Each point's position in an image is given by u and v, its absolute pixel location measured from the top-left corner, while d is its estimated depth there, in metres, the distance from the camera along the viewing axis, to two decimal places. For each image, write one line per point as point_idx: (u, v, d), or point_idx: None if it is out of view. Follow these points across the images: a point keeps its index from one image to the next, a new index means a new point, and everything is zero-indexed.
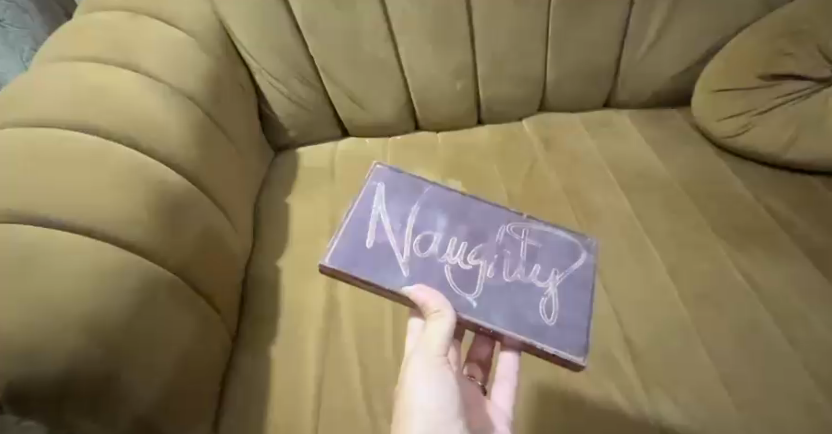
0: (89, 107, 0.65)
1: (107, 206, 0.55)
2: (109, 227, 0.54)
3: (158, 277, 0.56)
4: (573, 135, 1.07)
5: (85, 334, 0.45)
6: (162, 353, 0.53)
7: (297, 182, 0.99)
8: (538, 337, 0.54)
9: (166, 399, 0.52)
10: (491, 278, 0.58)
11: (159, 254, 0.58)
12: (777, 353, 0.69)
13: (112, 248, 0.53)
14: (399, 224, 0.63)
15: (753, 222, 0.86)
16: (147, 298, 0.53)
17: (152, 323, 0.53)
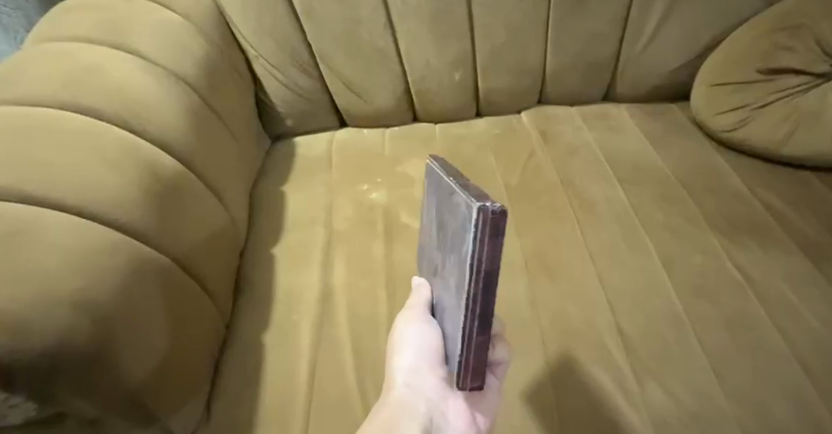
0: (82, 87, 0.64)
1: (98, 186, 0.55)
2: (99, 207, 0.54)
3: (150, 259, 0.56)
4: (572, 128, 1.07)
5: (77, 310, 0.45)
6: (150, 331, 0.53)
7: (294, 171, 0.99)
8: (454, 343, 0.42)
9: (155, 378, 0.52)
10: (436, 266, 0.48)
11: (152, 236, 0.58)
12: (771, 346, 0.69)
13: (102, 228, 0.53)
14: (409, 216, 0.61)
15: (749, 216, 0.86)
16: (138, 278, 0.53)
17: (143, 303, 0.53)
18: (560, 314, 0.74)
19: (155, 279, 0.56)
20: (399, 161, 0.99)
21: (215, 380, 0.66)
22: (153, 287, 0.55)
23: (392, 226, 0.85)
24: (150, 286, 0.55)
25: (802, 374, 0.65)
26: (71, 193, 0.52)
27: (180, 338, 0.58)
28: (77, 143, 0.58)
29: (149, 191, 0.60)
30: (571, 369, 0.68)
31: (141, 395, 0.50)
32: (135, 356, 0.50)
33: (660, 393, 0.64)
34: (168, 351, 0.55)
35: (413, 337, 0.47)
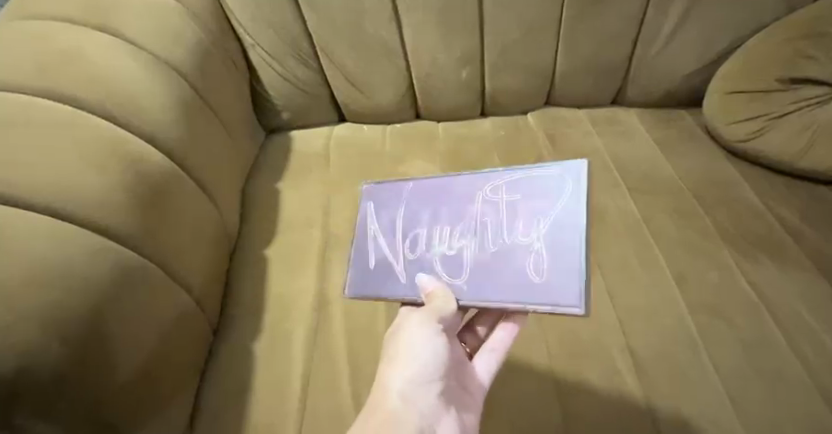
0: (59, 73, 0.58)
1: (77, 184, 0.50)
2: (78, 208, 0.48)
3: (130, 266, 0.50)
4: (581, 132, 1.03)
5: (41, 329, 0.40)
6: (128, 349, 0.47)
7: (290, 166, 0.93)
8: (526, 301, 0.43)
9: (133, 400, 0.47)
10: (477, 255, 0.49)
11: (134, 241, 0.53)
12: (786, 369, 0.65)
13: (80, 232, 0.47)
14: (388, 226, 0.58)
15: (763, 232, 0.82)
16: (116, 288, 0.48)
17: (122, 316, 0.47)
18: (567, 329, 0.71)
19: (136, 289, 0.50)
20: (401, 161, 0.94)
21: (199, 392, 0.61)
22: (132, 299, 0.49)
23: None
24: (129, 299, 0.49)
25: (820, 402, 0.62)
26: (44, 190, 0.47)
27: (162, 354, 0.52)
28: (52, 133, 0.52)
29: (133, 188, 0.55)
30: (580, 390, 0.64)
31: (115, 418, 0.45)
32: (108, 378, 0.45)
33: (673, 417, 0.61)
34: (148, 369, 0.50)
35: (424, 344, 0.42)
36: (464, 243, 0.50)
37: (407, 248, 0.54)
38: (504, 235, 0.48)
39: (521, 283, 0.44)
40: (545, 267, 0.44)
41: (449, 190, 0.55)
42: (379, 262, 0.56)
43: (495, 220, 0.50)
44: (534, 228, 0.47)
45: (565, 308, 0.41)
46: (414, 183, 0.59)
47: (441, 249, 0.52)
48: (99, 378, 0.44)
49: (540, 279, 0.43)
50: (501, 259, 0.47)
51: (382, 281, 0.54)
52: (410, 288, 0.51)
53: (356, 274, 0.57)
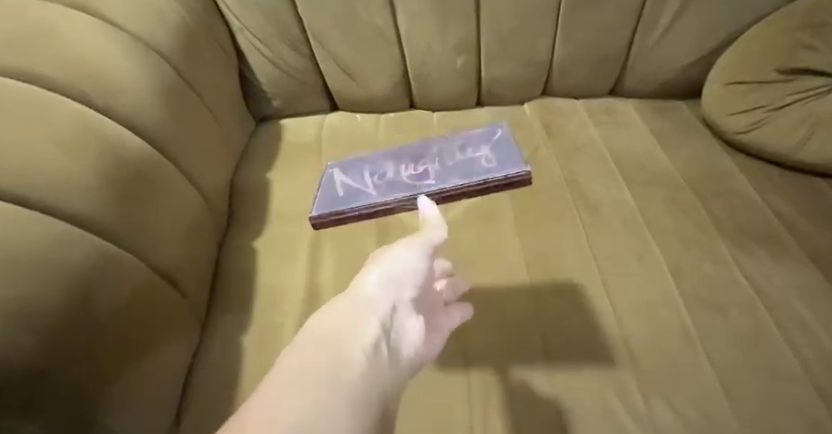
0: (27, 47, 0.55)
1: (50, 170, 0.47)
2: (48, 197, 0.46)
3: (108, 257, 0.49)
4: (577, 123, 1.01)
5: (14, 318, 0.37)
6: (108, 342, 0.46)
7: (280, 156, 0.91)
8: (485, 174, 0.59)
9: (116, 395, 0.45)
10: (439, 168, 0.62)
11: (113, 232, 0.51)
12: (780, 362, 0.63)
13: (52, 222, 0.45)
14: (360, 176, 0.64)
15: (760, 225, 0.81)
16: (95, 280, 0.46)
17: (98, 307, 0.45)
18: (561, 323, 0.69)
19: (116, 281, 0.49)
20: (395, 150, 0.93)
21: (185, 389, 0.59)
22: (111, 291, 0.48)
23: (385, 223, 0.79)
24: (109, 291, 0.47)
25: (811, 393, 0.60)
26: (13, 176, 0.44)
27: (145, 347, 0.51)
28: (23, 115, 0.49)
29: (110, 177, 0.53)
30: (574, 384, 0.62)
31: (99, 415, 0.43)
32: (90, 372, 0.43)
33: (667, 411, 0.59)
34: (130, 363, 0.48)
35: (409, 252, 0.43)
36: (427, 165, 0.63)
37: (377, 178, 0.63)
38: (459, 155, 0.63)
39: (479, 168, 0.60)
40: (493, 160, 0.61)
41: (404, 150, 0.68)
42: (349, 191, 0.62)
43: (448, 149, 0.65)
44: (479, 148, 0.63)
45: (518, 171, 0.59)
46: (379, 153, 0.68)
47: (405, 174, 0.63)
48: (81, 373, 0.42)
49: (494, 163, 0.60)
50: (459, 165, 0.61)
51: (356, 199, 0.60)
52: (382, 197, 0.59)
53: (323, 200, 0.62)
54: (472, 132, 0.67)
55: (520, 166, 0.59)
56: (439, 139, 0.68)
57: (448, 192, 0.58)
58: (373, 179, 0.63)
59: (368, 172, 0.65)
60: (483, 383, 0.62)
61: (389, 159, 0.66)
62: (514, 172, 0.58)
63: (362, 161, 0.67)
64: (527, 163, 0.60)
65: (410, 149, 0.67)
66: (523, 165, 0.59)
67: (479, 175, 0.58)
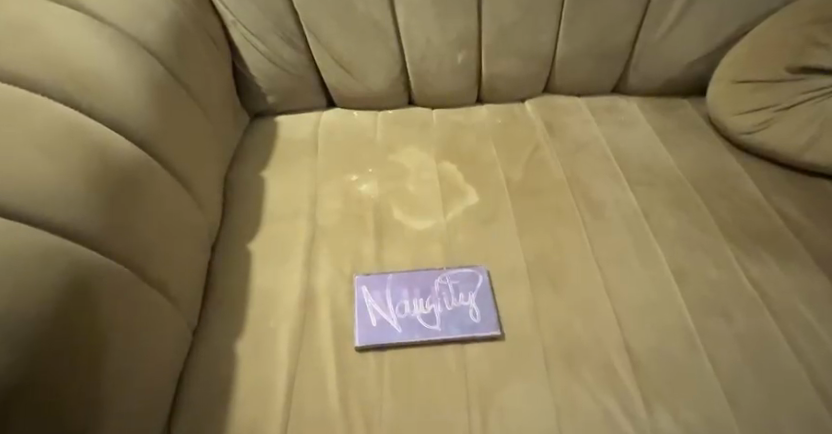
0: (7, 43, 0.52)
1: (29, 174, 0.45)
2: (25, 203, 0.43)
3: (95, 266, 0.47)
4: (580, 121, 0.99)
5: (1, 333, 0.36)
6: (96, 355, 0.43)
7: (276, 153, 0.89)
8: (468, 331, 0.64)
9: (112, 405, 0.44)
10: (439, 311, 0.67)
11: (101, 239, 0.49)
12: (787, 368, 0.62)
13: (30, 230, 0.42)
14: (384, 303, 0.67)
15: (765, 227, 0.80)
16: (81, 291, 0.44)
17: (85, 318, 0.43)
18: (563, 325, 0.67)
19: (102, 291, 0.46)
20: (393, 148, 0.90)
21: (176, 396, 0.57)
22: (98, 301, 0.45)
23: (383, 225, 0.77)
24: (96, 301, 0.45)
25: (818, 401, 0.58)
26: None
27: (135, 357, 0.48)
28: (3, 116, 0.47)
29: (97, 182, 0.51)
30: (575, 390, 0.60)
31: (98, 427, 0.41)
32: (82, 385, 0.41)
33: (671, 417, 0.57)
34: (121, 372, 0.46)
35: None
36: (433, 305, 0.67)
37: (396, 312, 0.66)
38: (456, 300, 0.68)
39: (467, 322, 0.65)
40: (479, 314, 0.67)
41: (414, 275, 0.71)
42: (374, 289, 0.69)
43: (449, 293, 0.69)
44: (472, 296, 0.69)
45: (490, 330, 0.65)
46: (398, 276, 0.71)
47: (419, 311, 0.67)
48: (70, 388, 0.40)
49: (476, 320, 0.66)
50: (456, 314, 0.67)
51: (386, 336, 0.63)
52: (409, 336, 0.63)
53: (360, 330, 0.64)
54: (462, 269, 0.72)
55: (495, 325, 0.65)
56: (445, 277, 0.71)
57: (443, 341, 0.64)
58: (393, 312, 0.66)
59: (389, 301, 0.67)
60: (483, 390, 0.59)
61: (405, 294, 0.69)
62: (487, 332, 0.65)
63: (385, 278, 0.70)
64: (501, 328, 0.66)
65: (422, 285, 0.70)
66: (497, 325, 0.66)
67: (466, 330, 0.64)
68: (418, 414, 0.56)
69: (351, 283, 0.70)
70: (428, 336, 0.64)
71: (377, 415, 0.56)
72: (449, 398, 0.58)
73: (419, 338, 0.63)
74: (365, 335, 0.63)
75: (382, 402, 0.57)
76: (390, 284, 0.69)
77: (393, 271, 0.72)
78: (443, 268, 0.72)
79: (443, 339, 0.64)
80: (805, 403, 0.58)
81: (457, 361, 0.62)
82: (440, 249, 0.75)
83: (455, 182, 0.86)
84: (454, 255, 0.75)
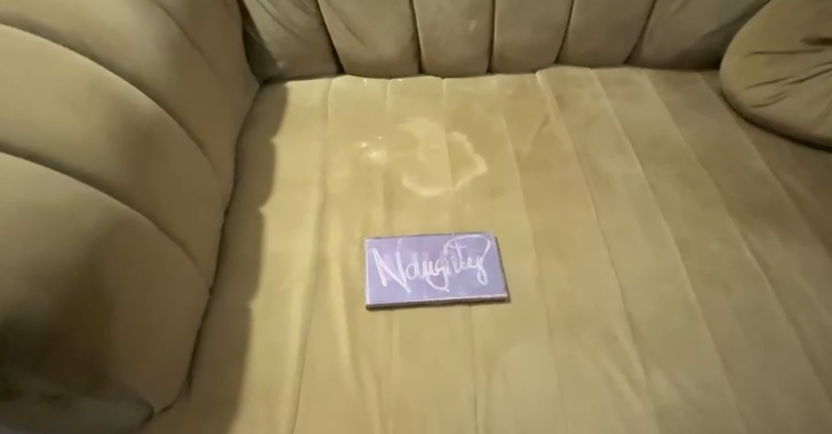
0: None
1: (59, 124, 0.46)
2: (55, 150, 0.45)
3: (119, 217, 0.48)
4: (590, 94, 0.99)
5: (33, 279, 0.38)
6: (120, 300, 0.45)
7: (286, 120, 0.89)
8: (476, 293, 0.67)
9: (134, 354, 0.46)
10: (448, 273, 0.69)
11: (122, 192, 0.50)
12: (781, 338, 0.64)
13: (62, 179, 0.44)
14: (394, 265, 0.69)
15: (771, 202, 0.80)
16: (105, 239, 0.45)
17: (113, 269, 0.45)
18: (566, 294, 0.68)
19: (127, 240, 0.48)
20: (403, 117, 0.91)
21: (195, 351, 0.59)
22: (122, 250, 0.47)
23: (392, 193, 0.79)
24: (120, 250, 0.47)
25: (809, 368, 0.60)
26: (25, 133, 0.43)
27: (160, 307, 0.51)
28: (33, 66, 0.48)
29: (118, 135, 0.52)
30: (576, 354, 0.62)
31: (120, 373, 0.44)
32: (108, 332, 0.43)
33: (667, 381, 0.59)
34: (146, 321, 0.48)
35: None
36: (441, 267, 0.69)
37: (406, 273, 0.68)
38: (464, 263, 0.70)
39: (474, 285, 0.68)
40: (486, 277, 0.69)
41: (424, 239, 0.73)
42: (385, 252, 0.70)
43: (457, 256, 0.71)
44: (480, 260, 0.71)
45: (496, 293, 0.67)
46: (408, 238, 0.72)
47: (428, 273, 0.69)
48: (98, 334, 0.42)
49: (483, 282, 0.68)
50: (464, 276, 0.69)
51: (396, 296, 0.65)
52: (418, 297, 0.66)
53: (371, 290, 0.66)
54: (470, 234, 0.74)
55: (501, 288, 0.68)
56: (454, 241, 0.73)
57: (451, 301, 0.66)
58: (403, 273, 0.68)
59: (399, 263, 0.69)
60: (487, 353, 0.61)
61: (414, 256, 0.71)
62: (494, 294, 0.67)
63: (396, 241, 0.72)
64: (507, 290, 0.68)
65: (431, 248, 0.72)
66: (503, 288, 0.68)
67: (473, 292, 0.67)
68: (425, 374, 0.59)
69: (361, 247, 0.71)
70: (436, 297, 0.66)
71: (387, 374, 0.58)
72: (455, 360, 0.60)
73: (428, 298, 0.66)
74: (377, 295, 0.65)
75: (391, 362, 0.59)
76: (400, 247, 0.71)
77: (404, 234, 0.73)
78: (452, 233, 0.74)
79: (452, 300, 0.66)
80: (796, 369, 0.60)
81: (464, 324, 0.64)
82: (449, 218, 0.76)
83: (463, 152, 0.86)
84: (462, 224, 0.76)
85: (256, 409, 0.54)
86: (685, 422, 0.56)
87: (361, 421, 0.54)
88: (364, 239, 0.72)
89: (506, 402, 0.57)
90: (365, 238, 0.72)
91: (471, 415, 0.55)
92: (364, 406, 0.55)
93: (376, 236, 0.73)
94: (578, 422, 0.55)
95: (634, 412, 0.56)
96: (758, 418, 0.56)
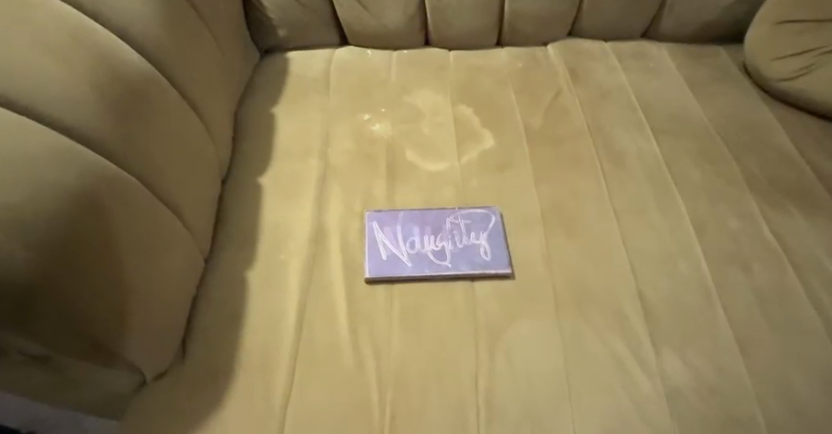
0: None
1: (43, 75, 0.44)
2: (34, 99, 0.43)
3: (107, 173, 0.46)
4: (605, 67, 0.95)
5: (11, 229, 0.36)
6: (110, 258, 0.44)
7: (287, 90, 0.86)
8: (479, 268, 0.64)
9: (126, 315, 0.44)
10: (450, 248, 0.66)
11: (112, 148, 0.48)
12: (802, 319, 0.60)
13: (40, 128, 0.42)
14: (395, 239, 0.67)
15: (793, 180, 0.76)
16: (92, 195, 0.44)
17: (102, 225, 0.44)
18: (574, 271, 0.65)
19: (116, 198, 0.47)
20: (408, 90, 0.88)
21: (190, 319, 0.58)
22: (112, 207, 0.46)
23: (395, 165, 0.76)
24: (109, 207, 0.45)
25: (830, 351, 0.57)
26: (6, 82, 0.42)
27: (154, 269, 0.49)
28: (19, 16, 0.46)
29: (107, 91, 0.50)
30: (584, 333, 0.59)
31: (108, 335, 0.42)
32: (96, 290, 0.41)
33: (679, 361, 0.57)
34: (139, 282, 0.46)
35: None
36: (444, 242, 0.67)
37: (407, 247, 0.66)
38: (468, 238, 0.68)
39: (478, 260, 0.65)
40: (490, 252, 0.66)
41: (426, 213, 0.70)
42: (386, 226, 0.68)
43: (460, 231, 0.69)
44: (484, 235, 0.68)
45: (500, 268, 0.64)
46: (410, 212, 0.70)
47: (430, 247, 0.66)
48: (85, 291, 0.40)
49: (487, 258, 0.65)
50: (467, 251, 0.66)
51: (397, 270, 0.63)
52: (419, 271, 0.63)
53: (371, 263, 0.64)
54: (474, 209, 0.71)
55: (505, 263, 0.65)
56: (457, 216, 0.70)
57: (454, 277, 0.64)
58: (404, 247, 0.66)
59: (401, 237, 0.67)
60: (491, 329, 0.59)
61: (416, 230, 0.68)
62: (498, 270, 0.64)
63: (398, 215, 0.69)
64: (511, 265, 0.65)
65: (433, 222, 0.69)
66: (507, 263, 0.65)
67: (477, 268, 0.64)
68: (425, 349, 0.56)
69: (362, 220, 0.69)
70: (438, 271, 0.63)
71: (387, 348, 0.56)
72: (456, 335, 0.58)
73: (429, 273, 0.63)
74: (378, 268, 0.63)
75: (391, 336, 0.57)
76: (402, 221, 0.69)
77: (406, 208, 0.71)
78: (455, 208, 0.71)
79: (454, 275, 0.63)
80: (816, 352, 0.57)
81: (467, 299, 0.62)
82: (453, 192, 0.74)
83: (469, 125, 0.83)
84: (467, 198, 0.73)
85: (252, 381, 0.53)
86: (697, 404, 0.53)
87: (359, 396, 0.52)
88: (365, 212, 0.70)
89: (509, 378, 0.55)
90: (366, 211, 0.70)
91: (473, 392, 0.53)
92: (363, 380, 0.53)
93: (378, 209, 0.70)
94: (584, 402, 0.53)
95: (644, 393, 0.54)
96: (774, 401, 0.53)
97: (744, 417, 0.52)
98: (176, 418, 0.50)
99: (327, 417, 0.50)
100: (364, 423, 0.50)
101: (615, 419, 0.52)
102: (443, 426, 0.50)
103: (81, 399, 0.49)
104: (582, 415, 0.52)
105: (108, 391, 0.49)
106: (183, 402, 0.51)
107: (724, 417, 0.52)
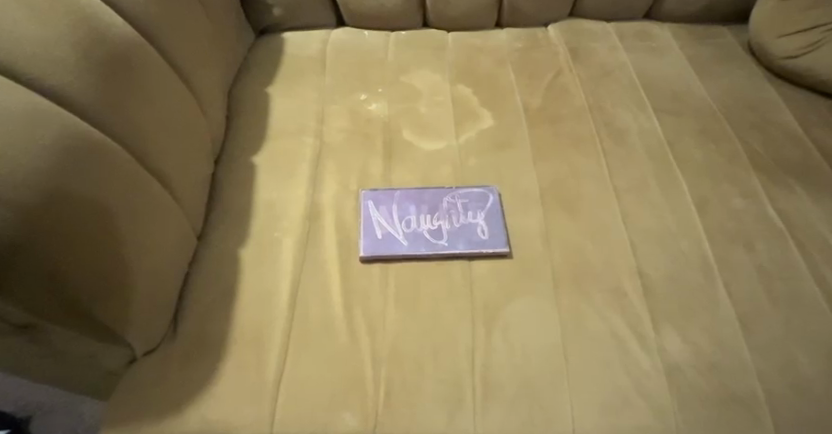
0: None
1: (29, 42, 0.44)
2: (19, 63, 0.43)
3: (87, 135, 0.46)
4: (606, 47, 0.93)
5: None
6: (96, 224, 0.43)
7: (283, 71, 0.85)
8: (476, 247, 0.63)
9: (112, 282, 0.44)
10: (447, 227, 0.65)
11: (92, 110, 0.47)
12: (805, 296, 0.59)
13: (25, 91, 0.42)
14: (391, 218, 0.65)
15: (798, 158, 0.75)
16: (76, 160, 0.43)
17: (87, 191, 0.43)
18: (573, 248, 0.64)
19: (103, 166, 0.46)
20: (405, 70, 0.87)
21: (182, 296, 0.57)
22: (99, 175, 0.45)
23: (392, 145, 0.75)
24: (96, 173, 0.45)
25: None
26: None
27: (144, 240, 0.49)
28: None
29: (96, 60, 0.50)
30: (583, 311, 0.58)
31: (91, 304, 0.42)
32: (79, 255, 0.41)
33: (679, 338, 0.55)
34: (127, 250, 0.46)
35: None
36: (440, 222, 0.66)
37: (403, 227, 0.65)
38: (464, 217, 0.66)
39: (475, 239, 0.64)
40: (488, 232, 0.65)
41: (423, 192, 0.69)
42: (381, 206, 0.67)
43: (457, 210, 0.67)
44: (481, 215, 0.66)
45: (498, 248, 0.63)
46: (406, 191, 0.69)
47: (426, 226, 0.65)
48: (67, 256, 0.40)
49: (484, 237, 0.64)
50: (464, 231, 0.65)
51: (392, 248, 0.62)
52: (415, 249, 0.62)
53: (366, 241, 0.63)
54: (472, 188, 0.70)
55: (503, 243, 0.63)
56: (453, 194, 0.69)
57: (450, 256, 0.62)
58: (400, 226, 0.65)
59: (396, 217, 0.66)
60: (487, 306, 0.58)
61: (412, 209, 0.67)
62: (495, 249, 0.63)
63: (393, 195, 0.68)
64: (509, 244, 0.64)
65: (429, 201, 0.68)
66: (505, 243, 0.64)
67: (474, 247, 0.63)
68: (420, 326, 0.55)
69: (358, 200, 0.68)
70: (434, 250, 0.62)
71: (381, 325, 0.55)
72: (452, 312, 0.57)
73: (426, 252, 0.62)
74: (373, 247, 0.62)
75: (386, 313, 0.56)
76: (397, 200, 0.68)
77: (402, 188, 0.70)
78: (451, 187, 0.70)
79: (451, 254, 0.62)
80: (819, 330, 0.56)
81: (463, 277, 0.61)
82: (450, 171, 0.73)
83: (468, 105, 0.82)
84: (464, 177, 0.72)
85: (244, 357, 0.52)
86: (696, 381, 0.52)
87: (352, 373, 0.51)
88: (361, 192, 0.69)
89: (505, 354, 0.54)
90: (362, 190, 0.69)
91: (468, 367, 0.52)
92: (357, 356, 0.52)
93: (374, 188, 0.69)
94: (581, 379, 0.52)
95: (642, 369, 0.53)
96: (775, 378, 0.52)
97: (744, 395, 0.51)
98: (165, 392, 0.49)
99: (322, 392, 0.50)
100: (356, 398, 0.50)
101: (612, 395, 0.51)
102: (438, 402, 0.50)
103: (72, 369, 0.50)
104: (579, 391, 0.51)
105: (97, 363, 0.49)
106: (174, 377, 0.50)
107: (722, 393, 0.51)
